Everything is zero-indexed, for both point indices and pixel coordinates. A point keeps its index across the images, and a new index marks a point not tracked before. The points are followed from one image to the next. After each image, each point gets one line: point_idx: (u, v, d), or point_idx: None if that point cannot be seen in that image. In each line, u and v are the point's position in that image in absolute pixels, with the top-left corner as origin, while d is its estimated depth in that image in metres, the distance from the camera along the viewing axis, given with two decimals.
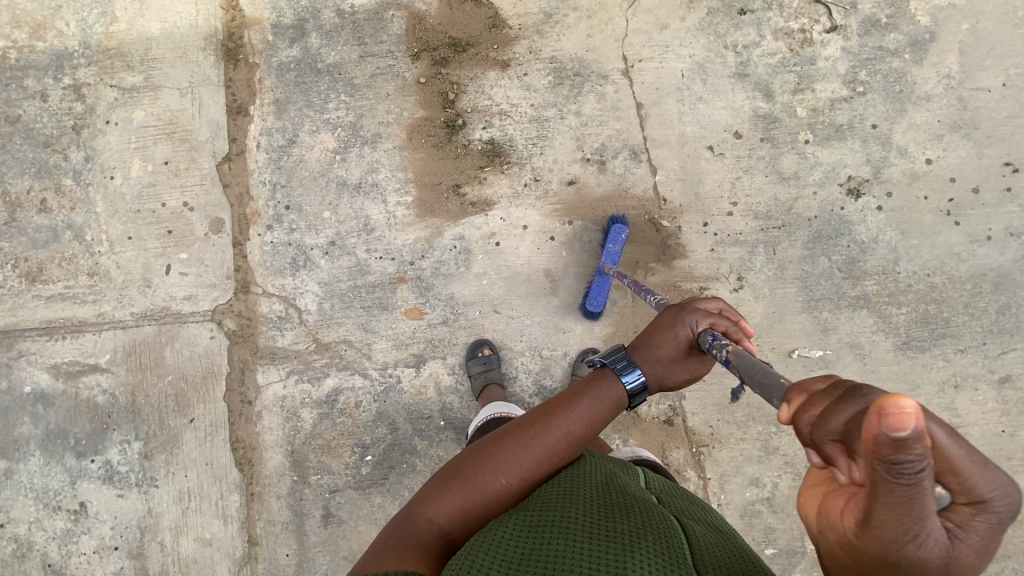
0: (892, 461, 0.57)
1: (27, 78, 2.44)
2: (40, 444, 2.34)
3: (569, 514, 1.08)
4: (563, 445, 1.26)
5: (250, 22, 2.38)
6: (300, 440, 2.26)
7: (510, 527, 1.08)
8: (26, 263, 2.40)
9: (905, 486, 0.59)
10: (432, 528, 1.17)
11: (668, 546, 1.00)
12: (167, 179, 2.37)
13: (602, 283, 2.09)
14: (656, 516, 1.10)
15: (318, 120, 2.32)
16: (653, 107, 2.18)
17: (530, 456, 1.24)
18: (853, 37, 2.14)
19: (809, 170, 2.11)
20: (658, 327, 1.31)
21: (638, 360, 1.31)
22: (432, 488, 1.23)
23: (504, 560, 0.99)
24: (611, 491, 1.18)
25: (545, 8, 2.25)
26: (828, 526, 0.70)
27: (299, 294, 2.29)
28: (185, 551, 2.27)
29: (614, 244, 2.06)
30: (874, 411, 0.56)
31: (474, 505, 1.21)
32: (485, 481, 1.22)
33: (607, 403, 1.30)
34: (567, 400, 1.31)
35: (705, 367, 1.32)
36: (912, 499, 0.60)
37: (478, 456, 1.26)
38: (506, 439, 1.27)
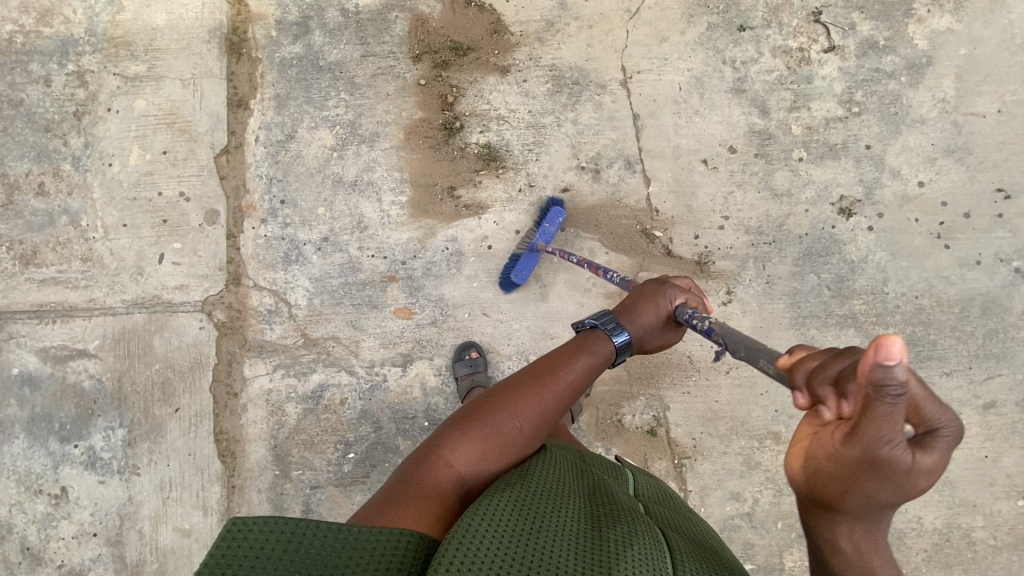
0: (877, 386, 0.68)
1: (32, 63, 2.46)
2: (25, 427, 2.35)
3: (557, 514, 1.08)
4: (572, 392, 1.36)
5: (255, 17, 2.40)
6: (283, 434, 2.27)
7: (506, 502, 1.07)
8: (21, 246, 2.41)
9: (889, 406, 0.69)
10: (449, 475, 1.19)
11: (658, 554, 1.01)
12: (165, 169, 2.39)
13: (529, 259, 2.18)
14: (645, 525, 1.09)
15: (317, 117, 2.34)
16: (650, 118, 2.20)
17: (542, 402, 1.33)
18: (851, 58, 2.15)
19: (802, 188, 2.12)
20: (639, 298, 1.46)
21: (626, 322, 1.42)
22: (446, 437, 1.26)
23: (499, 534, 0.98)
24: (599, 499, 1.19)
25: (547, 16, 2.27)
26: (819, 450, 0.82)
27: (290, 289, 2.29)
28: (164, 541, 2.27)
29: (550, 224, 2.15)
30: (869, 348, 0.68)
31: (492, 449, 1.25)
32: (504, 426, 1.28)
33: (603, 358, 1.40)
34: (572, 352, 1.40)
35: (676, 338, 1.49)
36: (896, 426, 0.71)
37: (492, 404, 1.32)
38: (520, 388, 1.34)
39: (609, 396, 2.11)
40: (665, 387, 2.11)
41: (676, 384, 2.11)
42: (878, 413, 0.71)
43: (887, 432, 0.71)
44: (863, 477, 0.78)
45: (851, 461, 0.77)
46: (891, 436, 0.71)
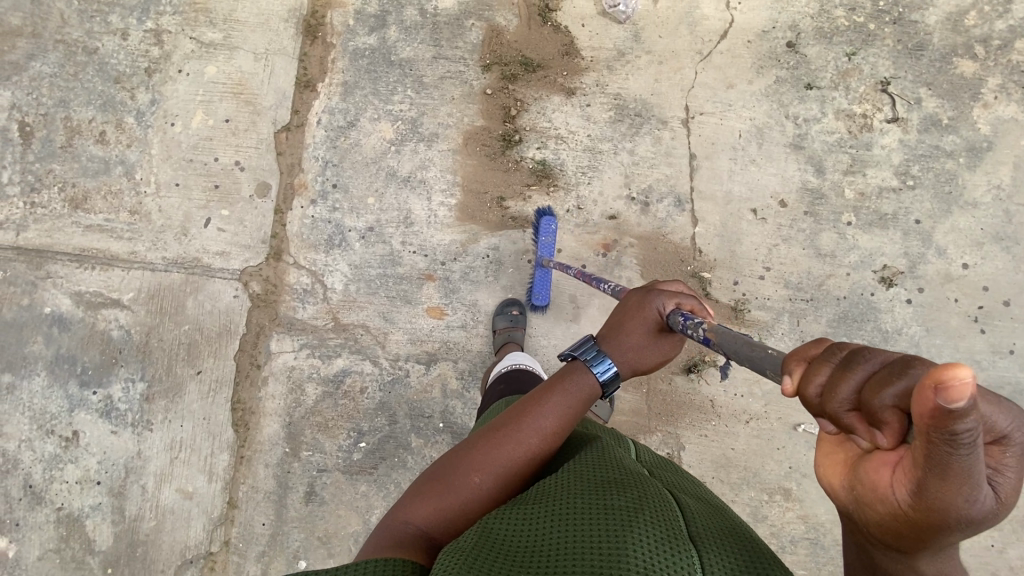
0: (941, 425, 0.58)
1: (113, 15, 2.54)
2: (48, 365, 2.38)
3: (565, 500, 1.12)
4: (536, 440, 1.34)
5: (335, 4, 2.45)
6: (298, 413, 2.29)
7: (510, 523, 1.11)
8: (73, 189, 2.46)
9: (957, 442, 0.60)
10: (408, 530, 1.21)
11: (665, 518, 1.05)
12: (224, 136, 2.43)
13: (542, 277, 2.18)
14: (651, 490, 1.15)
15: (381, 109, 2.38)
16: (706, 160, 2.23)
17: (504, 455, 1.32)
18: (912, 131, 2.18)
19: (847, 251, 2.14)
20: (625, 314, 1.45)
21: (610, 350, 1.42)
22: (409, 497, 1.31)
23: (506, 555, 1.01)
24: (604, 467, 1.24)
25: (619, 46, 2.31)
26: (874, 499, 0.72)
27: (328, 272, 2.33)
28: (165, 500, 2.28)
29: (546, 235, 2.19)
30: (927, 384, 0.58)
31: (451, 504, 1.27)
32: (460, 480, 1.30)
33: (578, 394, 1.38)
34: (540, 398, 1.39)
35: (674, 349, 1.45)
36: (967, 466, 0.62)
37: (453, 461, 1.35)
38: (481, 440, 1.37)
39: (626, 428, 2.12)
40: (684, 428, 2.12)
41: (694, 425, 2.12)
42: (942, 452, 0.61)
43: (951, 475, 0.63)
44: (939, 527, 0.68)
45: (918, 510, 0.68)
46: (962, 476, 0.63)
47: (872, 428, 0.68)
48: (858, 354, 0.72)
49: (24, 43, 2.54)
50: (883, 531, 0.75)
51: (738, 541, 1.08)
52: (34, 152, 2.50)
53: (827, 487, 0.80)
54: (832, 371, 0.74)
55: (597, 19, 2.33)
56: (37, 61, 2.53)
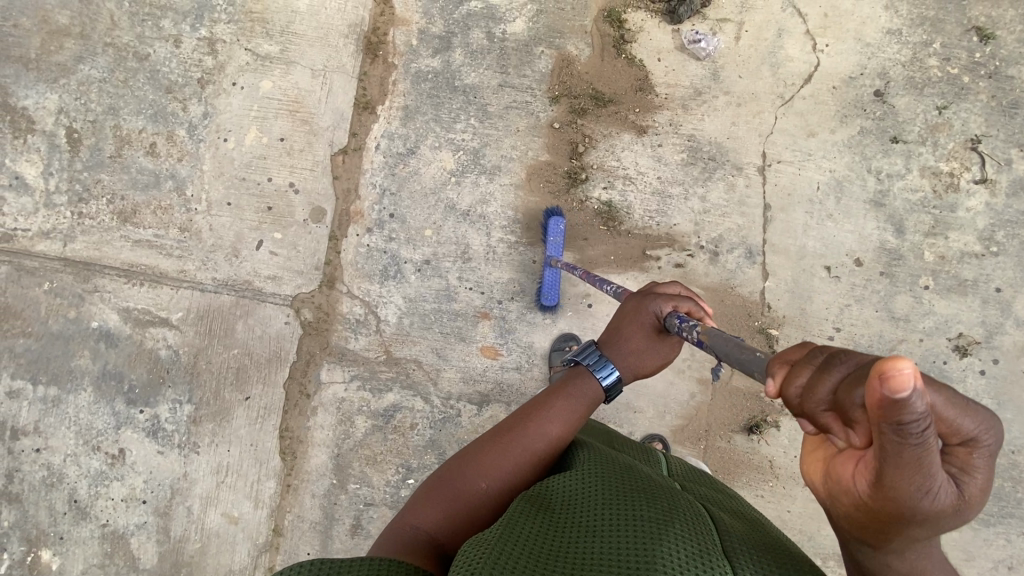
0: (900, 422, 0.61)
1: (164, 20, 2.43)
2: (94, 381, 2.36)
3: (591, 510, 1.11)
4: (541, 445, 1.41)
5: (398, 22, 2.35)
6: (347, 445, 2.27)
7: (538, 524, 1.08)
8: (121, 202, 2.40)
9: (916, 437, 0.63)
10: (415, 534, 1.22)
11: (701, 533, 1.03)
12: (279, 156, 2.36)
13: (552, 277, 2.15)
14: (682, 503, 1.14)
15: (442, 137, 2.30)
16: (781, 211, 2.15)
17: (510, 464, 1.38)
18: (1000, 194, 2.09)
19: (921, 316, 2.07)
20: (622, 319, 1.54)
21: (611, 355, 1.52)
22: (415, 503, 1.33)
23: (532, 553, 0.99)
24: (631, 480, 1.22)
25: (696, 83, 2.20)
26: (841, 491, 0.75)
27: (382, 304, 2.29)
28: (210, 523, 2.28)
29: (554, 235, 2.15)
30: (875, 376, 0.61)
31: (459, 507, 1.30)
32: (468, 485, 1.34)
33: (582, 399, 1.50)
34: (542, 406, 1.49)
35: (673, 350, 1.53)
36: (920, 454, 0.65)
37: (460, 467, 1.40)
38: (488, 447, 1.42)
39: None
40: (739, 485, 2.10)
41: (751, 484, 2.10)
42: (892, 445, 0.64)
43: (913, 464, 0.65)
44: (903, 515, 0.71)
45: (879, 501, 0.71)
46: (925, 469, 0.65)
47: (845, 429, 0.69)
48: (837, 358, 0.72)
49: (71, 44, 2.43)
50: (851, 520, 0.79)
51: (774, 559, 1.04)
52: (82, 160, 2.42)
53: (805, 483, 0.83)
54: (812, 373, 0.73)
55: (675, 54, 2.22)
56: (85, 65, 2.43)
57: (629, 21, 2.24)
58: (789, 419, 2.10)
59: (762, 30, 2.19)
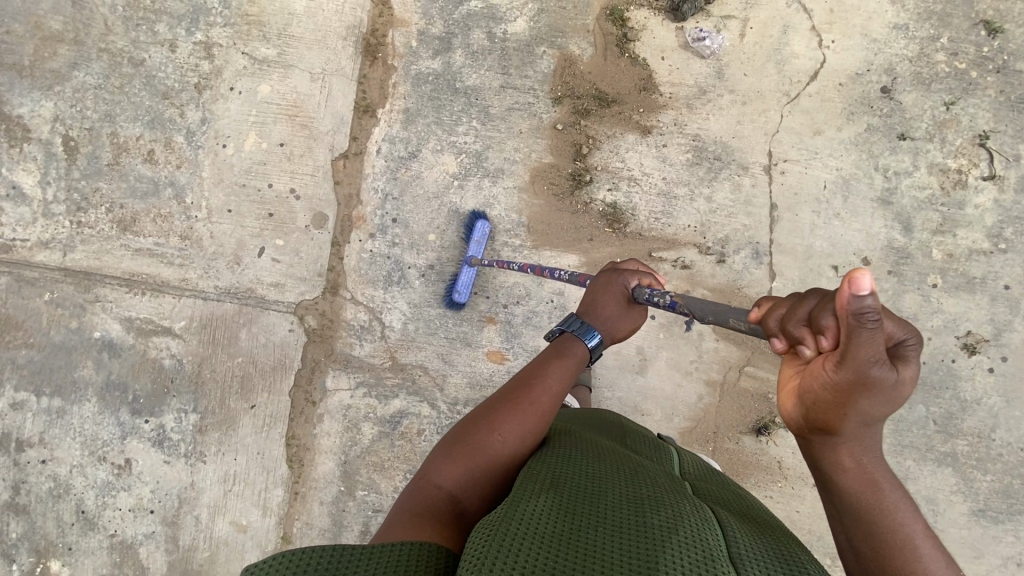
0: (856, 314, 0.82)
1: (159, 24, 2.39)
2: (98, 391, 2.34)
3: (599, 507, 1.06)
4: (551, 400, 1.40)
5: (397, 23, 2.32)
6: (354, 452, 2.26)
7: (543, 505, 1.05)
8: (121, 210, 2.38)
9: (868, 327, 0.83)
10: (439, 495, 1.22)
11: (706, 543, 0.99)
12: (279, 161, 2.33)
13: (467, 276, 2.19)
14: (689, 508, 1.10)
15: (444, 140, 2.27)
16: (787, 211, 2.13)
17: (524, 419, 1.35)
18: (1008, 191, 2.07)
19: (930, 315, 2.06)
20: (597, 290, 1.56)
21: (592, 321, 1.52)
22: (435, 461, 1.31)
23: (536, 537, 0.96)
24: (638, 484, 1.18)
25: (701, 82, 2.18)
26: (811, 386, 0.95)
27: (386, 310, 2.27)
28: (218, 532, 2.28)
29: (477, 236, 2.19)
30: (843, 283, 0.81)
31: (479, 465, 1.28)
32: (484, 440, 1.31)
33: (578, 357, 1.47)
34: (548, 363, 1.46)
35: (642, 318, 1.58)
36: (874, 346, 0.85)
37: (475, 422, 1.36)
38: (500, 403, 1.38)
39: None
40: (748, 485, 2.11)
41: (760, 485, 2.10)
42: (857, 337, 0.84)
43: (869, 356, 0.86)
44: (858, 395, 0.91)
45: (843, 387, 0.90)
46: (873, 353, 0.85)
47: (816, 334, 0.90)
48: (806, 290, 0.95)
49: (65, 50, 2.39)
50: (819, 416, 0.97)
51: (779, 568, 1.01)
52: (79, 168, 2.39)
53: (785, 394, 1.02)
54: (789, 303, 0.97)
55: (679, 52, 2.19)
56: (80, 71, 2.39)
57: (632, 19, 2.21)
58: None
59: (767, 26, 2.16)
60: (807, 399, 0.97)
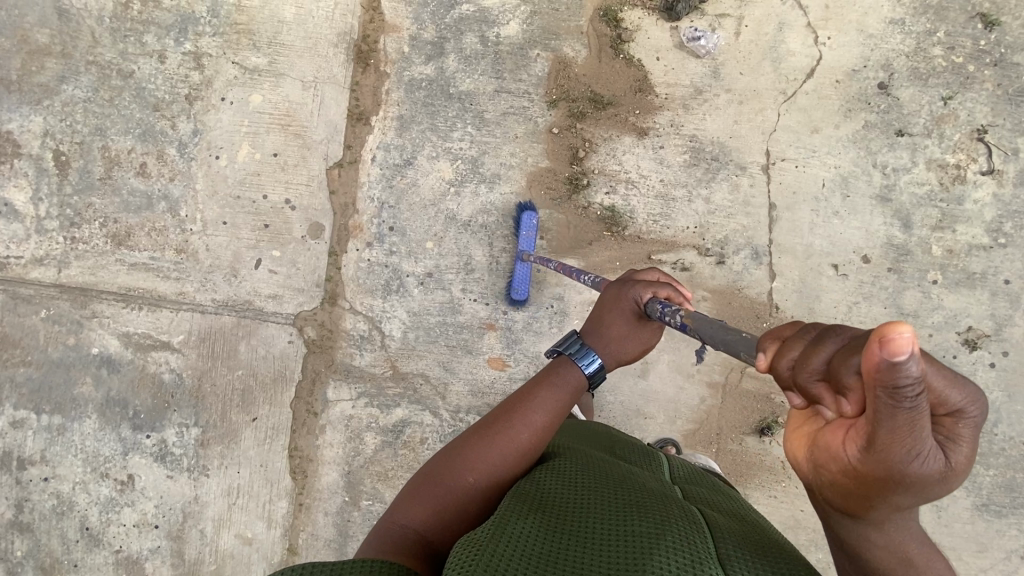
0: (893, 386, 0.63)
1: (147, 35, 2.36)
2: (98, 408, 2.33)
3: (586, 519, 1.06)
4: (526, 438, 1.37)
5: (388, 28, 2.29)
6: (358, 462, 2.26)
7: (531, 524, 1.05)
8: (115, 225, 2.35)
9: (905, 403, 0.65)
10: (406, 532, 1.23)
11: (694, 544, 1.00)
12: (273, 171, 2.31)
13: (523, 271, 2.16)
14: (677, 512, 1.11)
15: (440, 147, 2.26)
16: (786, 210, 2.12)
17: (496, 456, 1.34)
18: (1007, 185, 2.06)
19: (930, 311, 2.06)
20: (603, 308, 1.50)
21: (593, 342, 1.48)
22: (407, 496, 1.33)
23: (524, 557, 0.97)
24: (625, 490, 1.18)
25: (696, 82, 2.16)
26: (829, 460, 0.78)
27: (386, 319, 2.26)
28: (224, 545, 2.28)
29: (526, 230, 2.15)
30: (875, 341, 0.62)
31: (447, 504, 1.29)
32: (454, 480, 1.32)
33: (566, 387, 1.45)
34: (528, 395, 1.44)
35: (655, 336, 1.50)
36: (912, 422, 0.66)
37: (448, 459, 1.38)
38: (475, 439, 1.38)
39: None
40: (752, 486, 2.11)
41: (764, 486, 2.10)
42: (890, 411, 0.66)
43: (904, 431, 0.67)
44: (888, 479, 0.73)
45: (868, 464, 0.73)
46: (912, 436, 0.68)
47: (836, 397, 0.72)
48: (830, 331, 0.75)
49: (53, 63, 2.36)
50: (839, 490, 0.80)
51: (769, 566, 1.01)
52: (71, 183, 2.36)
53: (797, 455, 0.84)
54: (805, 345, 0.77)
55: (673, 52, 2.17)
56: (68, 84, 2.36)
57: (626, 20, 2.19)
58: None
59: (762, 24, 2.14)
60: (824, 473, 0.79)
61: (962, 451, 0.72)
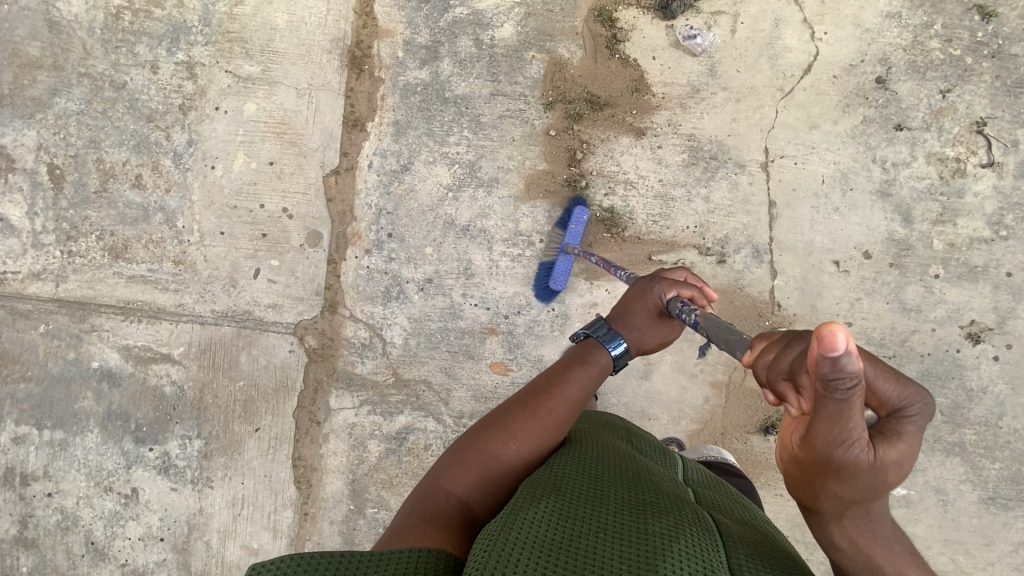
0: (828, 381, 0.74)
1: (139, 45, 2.34)
2: (100, 421, 2.32)
3: (601, 511, 1.05)
4: (567, 410, 1.37)
5: (382, 33, 2.27)
6: (362, 470, 2.25)
7: (546, 510, 1.04)
8: (112, 238, 2.34)
9: (839, 399, 0.76)
10: (450, 502, 1.20)
11: (705, 552, 0.99)
12: (270, 180, 2.29)
13: (563, 264, 2.14)
14: (690, 517, 1.10)
15: (437, 151, 2.24)
16: (786, 208, 2.11)
17: (540, 426, 1.33)
18: (1008, 177, 2.05)
19: (933, 305, 2.05)
20: (631, 297, 1.53)
21: (620, 328, 1.50)
22: (447, 463, 1.29)
23: (537, 543, 0.95)
24: (639, 490, 1.17)
25: (693, 81, 2.15)
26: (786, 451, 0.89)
27: (386, 326, 2.25)
28: (229, 556, 2.27)
29: (576, 224, 2.12)
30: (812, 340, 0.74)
31: (491, 473, 1.26)
32: (498, 449, 1.29)
33: (599, 367, 1.46)
34: (565, 371, 1.44)
35: (674, 333, 1.54)
36: (849, 419, 0.77)
37: (488, 428, 1.34)
38: (516, 408, 1.36)
39: None
40: (758, 485, 2.10)
41: (770, 484, 2.09)
42: (827, 406, 0.77)
43: (840, 428, 0.78)
44: (835, 473, 0.84)
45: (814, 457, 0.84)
46: (846, 432, 0.78)
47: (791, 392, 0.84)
48: (797, 337, 0.89)
49: (45, 76, 2.34)
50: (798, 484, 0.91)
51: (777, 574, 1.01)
52: (66, 197, 2.35)
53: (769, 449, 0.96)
54: (776, 349, 0.91)
55: (670, 51, 2.15)
56: (61, 97, 2.34)
57: (621, 19, 2.17)
58: None
59: (758, 21, 2.13)
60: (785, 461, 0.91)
61: (904, 452, 0.82)
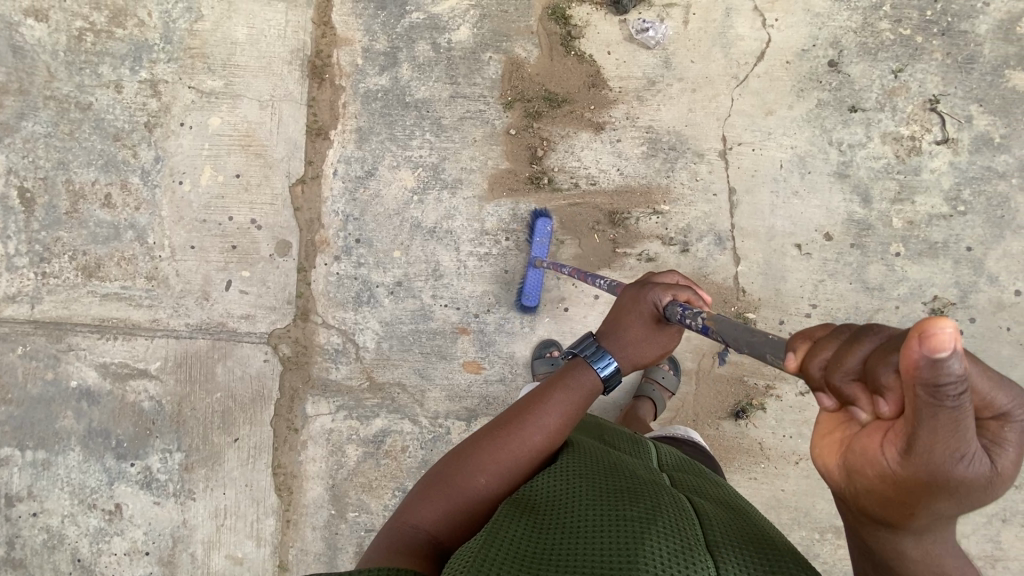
0: (934, 384, 0.61)
1: (102, 66, 2.37)
2: (81, 440, 2.34)
3: (578, 508, 1.08)
4: (539, 439, 1.33)
5: (341, 42, 2.30)
6: (341, 475, 2.27)
7: (522, 525, 1.06)
8: (84, 257, 2.36)
9: (943, 402, 0.62)
10: (416, 534, 1.20)
11: (682, 532, 1.02)
12: (237, 193, 2.32)
13: (534, 278, 2.16)
14: (667, 497, 1.13)
15: (400, 156, 2.27)
16: (746, 194, 2.13)
17: (508, 459, 1.30)
18: (963, 152, 2.07)
19: (895, 283, 2.07)
20: (621, 309, 1.42)
21: (609, 345, 1.41)
22: (415, 497, 1.29)
23: (517, 557, 0.98)
24: (615, 477, 1.20)
25: (649, 73, 2.17)
26: (864, 465, 0.73)
27: (358, 330, 2.27)
28: (215, 566, 2.29)
29: (541, 237, 2.15)
30: (913, 336, 0.60)
31: (458, 506, 1.26)
32: (466, 481, 1.28)
33: (580, 390, 1.38)
34: (541, 397, 1.38)
35: (673, 340, 1.41)
36: (956, 424, 0.63)
37: (458, 461, 1.32)
38: (486, 439, 1.34)
39: None
40: (732, 469, 2.12)
41: (744, 469, 2.11)
42: (933, 413, 0.63)
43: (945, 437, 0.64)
44: (922, 489, 0.70)
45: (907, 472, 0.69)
46: (954, 442, 0.65)
47: (873, 397, 0.68)
48: (863, 327, 0.72)
49: (11, 101, 2.37)
50: (874, 501, 0.76)
51: (751, 547, 1.05)
52: (38, 219, 2.37)
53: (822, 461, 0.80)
54: (838, 345, 0.73)
55: (624, 45, 2.18)
56: (27, 121, 2.37)
57: (575, 16, 2.20)
58: (775, 401, 2.11)
59: (709, 11, 2.16)
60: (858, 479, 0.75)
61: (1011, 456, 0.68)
